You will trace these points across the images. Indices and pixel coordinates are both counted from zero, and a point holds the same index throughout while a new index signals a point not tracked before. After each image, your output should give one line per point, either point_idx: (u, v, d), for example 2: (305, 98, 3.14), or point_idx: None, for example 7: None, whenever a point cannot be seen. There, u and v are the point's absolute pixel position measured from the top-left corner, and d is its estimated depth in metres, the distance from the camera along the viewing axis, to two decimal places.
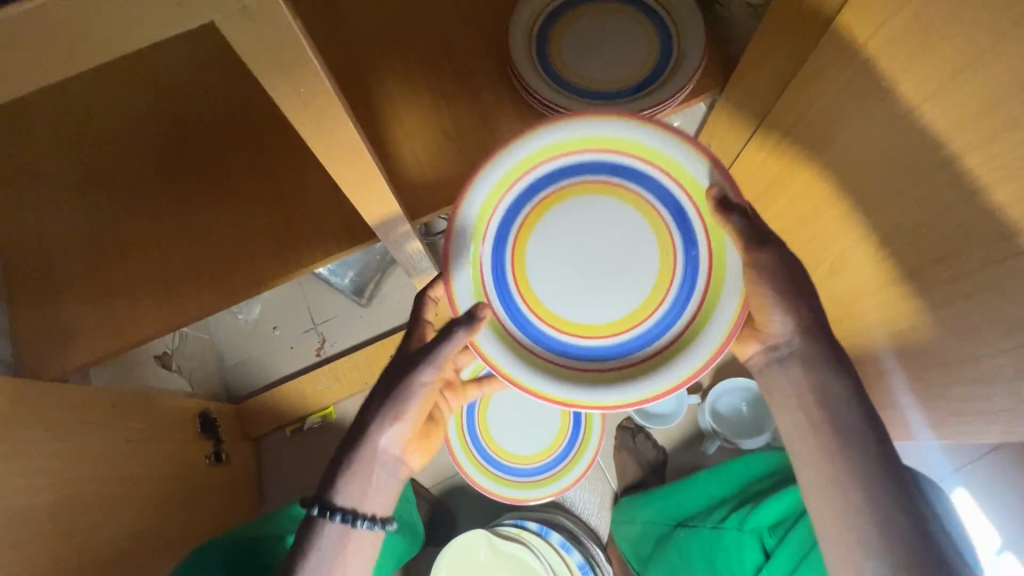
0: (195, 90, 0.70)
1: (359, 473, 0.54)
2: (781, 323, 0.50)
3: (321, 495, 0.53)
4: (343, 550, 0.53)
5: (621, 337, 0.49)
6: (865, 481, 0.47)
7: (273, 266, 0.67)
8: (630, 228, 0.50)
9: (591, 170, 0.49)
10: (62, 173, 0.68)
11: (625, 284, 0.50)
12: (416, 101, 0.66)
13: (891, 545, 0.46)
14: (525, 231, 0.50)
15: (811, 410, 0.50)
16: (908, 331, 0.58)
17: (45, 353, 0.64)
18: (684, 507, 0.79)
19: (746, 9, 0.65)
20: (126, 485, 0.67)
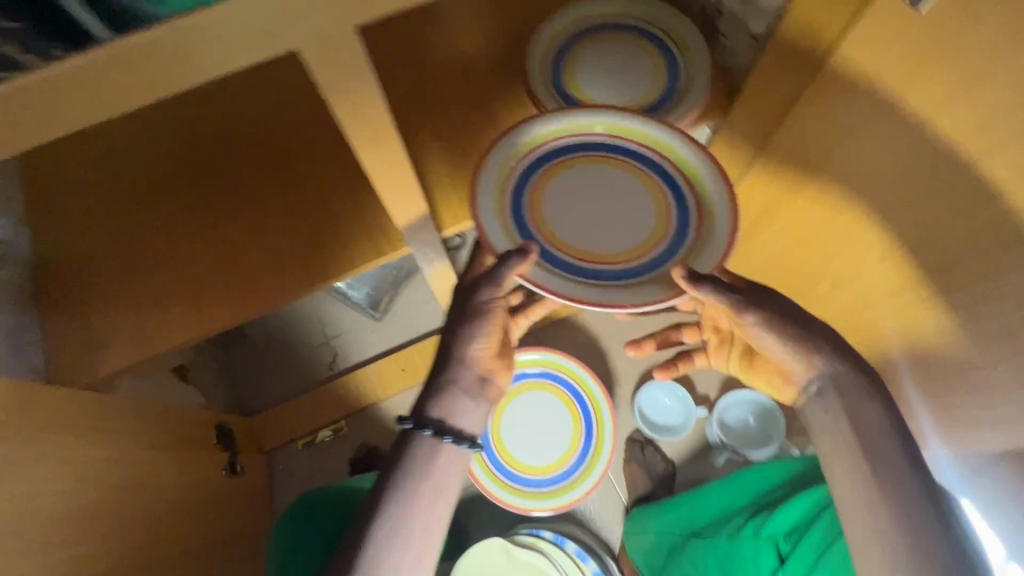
0: (230, 112, 0.74)
1: (449, 390, 0.56)
2: (821, 361, 0.53)
3: (415, 412, 0.55)
4: (434, 465, 0.54)
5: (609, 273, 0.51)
6: (901, 511, 0.49)
7: (299, 278, 0.69)
8: (631, 192, 0.53)
9: (590, 151, 0.54)
10: (98, 188, 0.71)
11: (627, 237, 0.52)
12: (439, 123, 0.70)
13: None
14: (536, 193, 0.53)
15: (850, 439, 0.52)
16: (911, 340, 0.61)
17: (76, 360, 0.66)
18: (698, 517, 0.80)
19: (748, 41, 0.68)
20: (152, 492, 0.68)
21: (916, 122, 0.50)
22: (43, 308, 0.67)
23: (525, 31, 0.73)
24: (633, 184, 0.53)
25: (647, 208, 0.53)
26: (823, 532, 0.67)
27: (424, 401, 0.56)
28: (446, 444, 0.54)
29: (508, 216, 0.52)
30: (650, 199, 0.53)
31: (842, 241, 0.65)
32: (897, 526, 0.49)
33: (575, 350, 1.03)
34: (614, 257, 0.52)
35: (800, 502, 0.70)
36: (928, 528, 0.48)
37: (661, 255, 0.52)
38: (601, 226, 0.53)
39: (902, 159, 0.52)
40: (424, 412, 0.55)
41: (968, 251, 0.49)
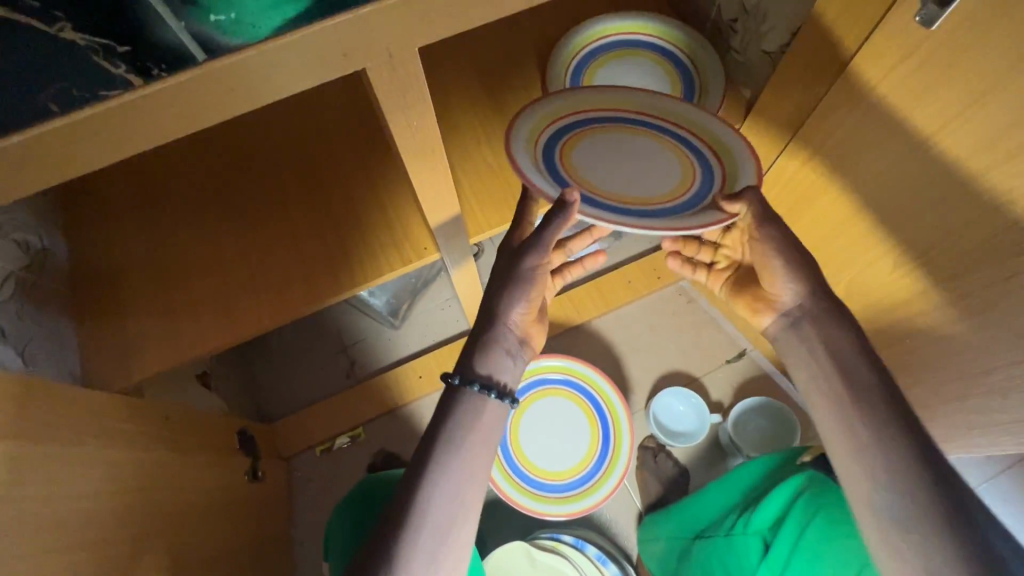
0: (261, 126, 0.77)
1: (493, 347, 0.57)
2: (791, 289, 0.57)
3: (462, 368, 0.56)
4: (478, 420, 0.54)
5: (661, 210, 0.55)
6: (876, 426, 0.50)
7: (328, 285, 0.71)
8: (652, 152, 0.59)
9: (603, 122, 0.60)
10: (133, 200, 0.74)
11: (655, 188, 0.57)
12: (463, 136, 0.73)
13: (905, 484, 0.48)
14: (567, 152, 0.58)
15: (823, 363, 0.54)
16: (924, 346, 0.63)
17: (110, 365, 0.67)
18: (699, 518, 0.80)
19: (761, 57, 0.71)
20: (183, 495, 0.69)
21: (921, 139, 0.52)
22: (79, 314, 0.69)
23: (544, 50, 0.76)
24: (653, 147, 0.59)
25: (669, 165, 0.59)
26: (799, 521, 0.65)
27: (469, 358, 0.56)
28: (491, 401, 0.55)
29: (548, 172, 0.55)
30: (671, 159, 0.59)
31: (855, 250, 0.67)
32: (881, 460, 0.49)
33: (590, 358, 1.05)
34: (655, 201, 0.56)
35: (779, 494, 0.69)
36: (916, 461, 0.48)
37: (694, 196, 0.57)
38: (629, 179, 0.57)
39: (908, 172, 0.55)
40: (469, 368, 0.56)
41: (978, 258, 0.51)
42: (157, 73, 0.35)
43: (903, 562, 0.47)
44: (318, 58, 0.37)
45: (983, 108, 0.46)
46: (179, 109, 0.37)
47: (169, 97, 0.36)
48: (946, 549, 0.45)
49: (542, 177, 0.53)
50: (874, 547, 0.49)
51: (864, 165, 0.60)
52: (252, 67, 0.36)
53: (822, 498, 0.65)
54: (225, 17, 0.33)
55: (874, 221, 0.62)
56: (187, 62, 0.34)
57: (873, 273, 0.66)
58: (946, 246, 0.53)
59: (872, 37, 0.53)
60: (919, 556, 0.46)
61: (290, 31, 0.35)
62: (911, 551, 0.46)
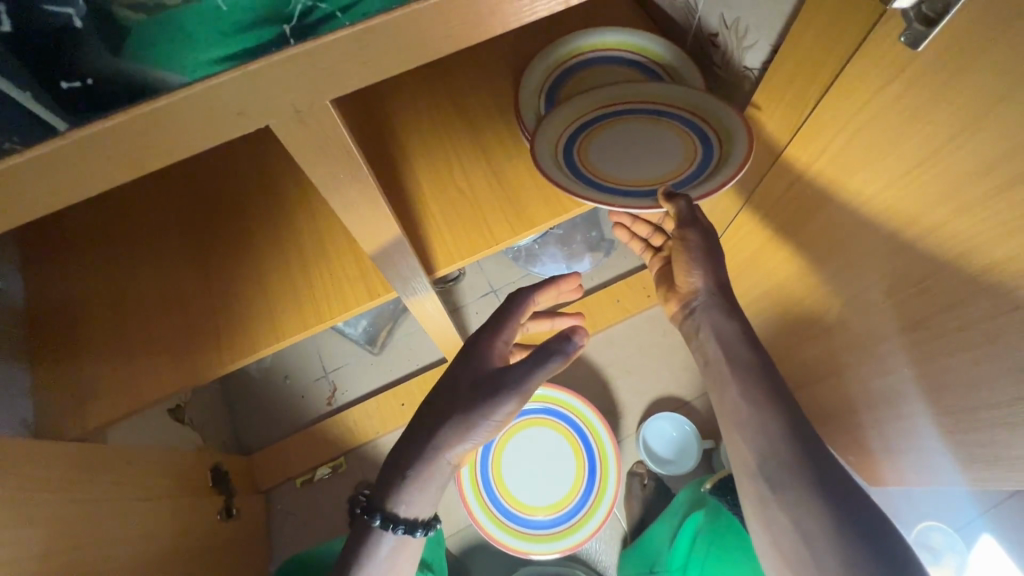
0: (219, 157, 0.74)
1: (419, 481, 0.54)
2: (699, 280, 0.60)
3: (379, 505, 0.54)
4: (396, 555, 0.55)
5: (684, 175, 0.60)
6: (753, 398, 0.55)
7: (294, 322, 0.68)
8: (670, 143, 0.62)
9: (600, 116, 0.64)
10: (93, 237, 0.71)
11: (657, 171, 0.61)
12: (431, 159, 0.70)
13: (777, 448, 0.52)
14: (591, 134, 0.64)
15: (713, 346, 0.59)
16: (906, 381, 0.59)
17: (64, 413, 0.64)
18: (651, 550, 0.77)
19: (740, 71, 0.69)
20: (150, 542, 0.66)
21: (908, 165, 0.49)
22: (31, 360, 0.65)
23: (517, 67, 0.73)
24: (671, 137, 0.63)
25: (680, 155, 0.61)
26: (697, 556, 0.68)
27: (387, 490, 0.54)
28: (415, 537, 0.54)
29: (580, 178, 0.60)
30: (685, 148, 0.62)
31: (837, 280, 0.64)
32: (757, 436, 0.53)
33: (575, 382, 1.01)
34: (675, 171, 0.61)
35: (684, 534, 0.72)
36: (791, 435, 0.52)
37: (703, 150, 0.61)
38: (639, 162, 0.62)
39: (894, 198, 0.51)
40: (389, 503, 0.53)
41: (971, 292, 0.47)
42: (7, 146, 0.27)
43: (775, 526, 0.51)
44: (212, 122, 0.30)
45: (972, 136, 0.42)
46: (51, 183, 0.30)
47: (32, 174, 0.28)
48: (815, 512, 0.48)
49: (580, 186, 0.58)
50: (752, 514, 0.53)
51: (854, 186, 0.56)
52: (136, 134, 0.29)
53: (717, 530, 0.68)
54: (80, 82, 0.25)
55: (857, 249, 0.58)
56: (43, 133, 0.27)
57: (855, 304, 0.62)
58: (938, 278, 0.50)
59: (856, 57, 0.50)
60: (790, 519, 0.50)
61: (202, 79, 0.27)
62: (780, 513, 0.50)
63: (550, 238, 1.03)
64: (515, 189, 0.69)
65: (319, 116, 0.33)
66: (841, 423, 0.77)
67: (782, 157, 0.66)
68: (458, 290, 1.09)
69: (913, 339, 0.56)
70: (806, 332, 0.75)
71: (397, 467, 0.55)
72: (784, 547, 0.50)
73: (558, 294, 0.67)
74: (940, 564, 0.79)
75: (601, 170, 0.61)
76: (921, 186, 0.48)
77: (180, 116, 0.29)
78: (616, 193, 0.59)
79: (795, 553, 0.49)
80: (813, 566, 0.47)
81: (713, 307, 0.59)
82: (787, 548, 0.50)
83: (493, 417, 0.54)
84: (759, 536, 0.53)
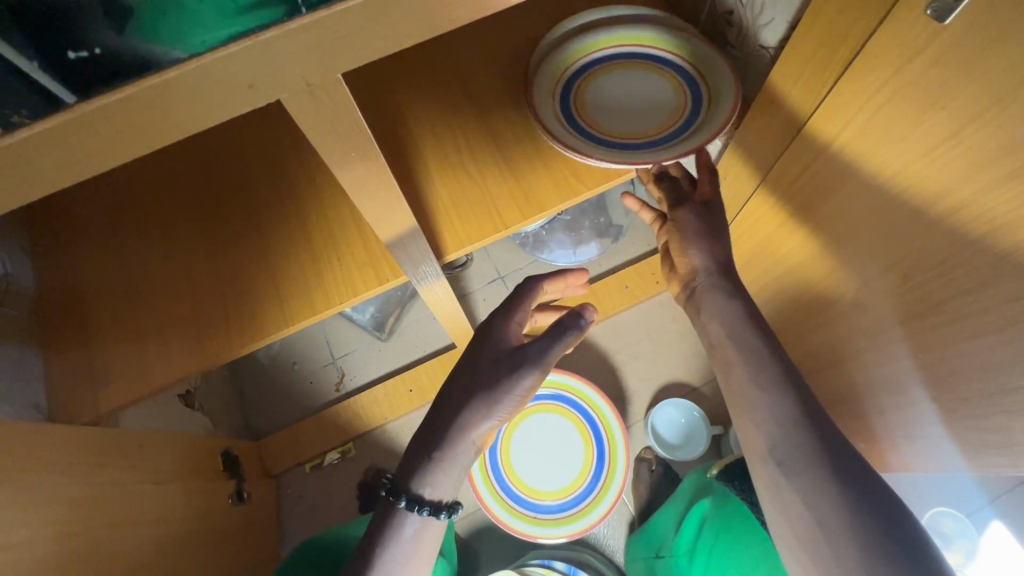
0: (230, 135, 0.73)
1: (443, 463, 0.54)
2: (704, 258, 0.60)
3: (402, 487, 0.54)
4: (421, 537, 0.54)
5: (671, 129, 0.64)
6: (761, 380, 0.54)
7: (301, 305, 0.68)
8: (661, 99, 0.66)
9: (600, 63, 0.67)
10: (100, 219, 0.71)
11: (648, 122, 0.65)
12: (438, 141, 0.69)
13: (788, 431, 0.52)
14: (590, 80, 0.67)
15: (719, 326, 0.58)
16: (921, 365, 0.59)
17: (78, 398, 0.64)
18: (660, 535, 0.77)
19: (757, 50, 0.67)
20: (163, 525, 0.66)
21: (930, 145, 0.48)
22: (44, 342, 0.66)
23: (527, 46, 0.72)
24: (664, 92, 0.66)
25: (669, 110, 0.65)
26: (707, 541, 0.68)
27: (410, 472, 0.54)
28: (439, 520, 0.54)
29: (574, 127, 0.65)
30: (674, 105, 0.65)
31: (852, 262, 0.63)
32: (767, 419, 0.53)
33: (584, 367, 1.01)
34: (664, 124, 0.64)
35: (692, 519, 0.71)
36: (799, 417, 0.52)
37: (692, 105, 0.64)
38: (629, 116, 0.66)
39: (915, 180, 0.50)
40: (412, 485, 0.53)
41: (990, 277, 0.46)
42: (14, 119, 0.27)
43: (789, 510, 0.50)
44: (222, 98, 0.29)
45: (1000, 112, 0.41)
46: (58, 158, 0.29)
47: (40, 149, 0.28)
48: (827, 494, 0.48)
49: (573, 136, 0.63)
50: (766, 497, 0.53)
51: (873, 166, 0.55)
52: (145, 109, 0.28)
53: (727, 513, 0.68)
54: (88, 52, 0.26)
55: (874, 231, 0.57)
56: (51, 107, 0.27)
57: (870, 287, 0.61)
58: (959, 259, 0.49)
59: (880, 32, 0.49)
60: (802, 500, 0.49)
61: (211, 50, 0.27)
62: (793, 496, 0.50)
63: (558, 224, 1.04)
64: (523, 170, 0.68)
65: (330, 90, 0.32)
66: (854, 409, 0.76)
67: (798, 140, 0.64)
68: (466, 277, 1.09)
69: (929, 323, 0.55)
70: (820, 317, 0.74)
71: (419, 449, 0.55)
72: (797, 529, 0.49)
73: (567, 287, 0.67)
74: (951, 549, 0.79)
75: (594, 120, 0.65)
76: (944, 165, 0.47)
77: (189, 91, 0.28)
78: (606, 144, 0.63)
79: (807, 533, 0.49)
80: (828, 551, 0.47)
81: (713, 284, 0.59)
82: (800, 529, 0.49)
83: (514, 390, 0.55)
84: (773, 521, 0.52)
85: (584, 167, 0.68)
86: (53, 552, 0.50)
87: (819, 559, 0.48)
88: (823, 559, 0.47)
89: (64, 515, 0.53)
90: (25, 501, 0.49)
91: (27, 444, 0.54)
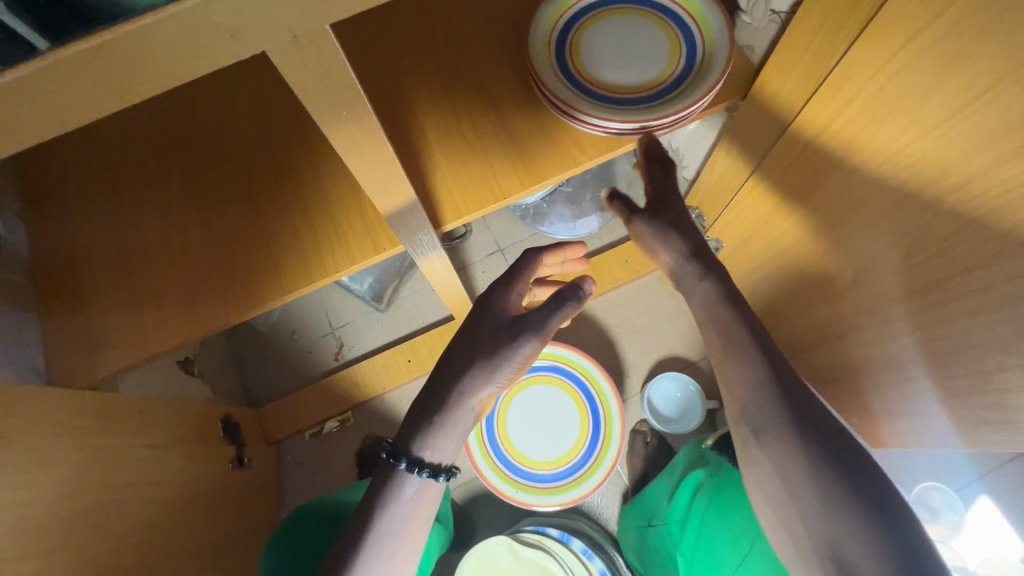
0: (222, 93, 0.71)
1: (445, 427, 0.54)
2: None
3: (402, 448, 0.54)
4: (419, 499, 0.54)
5: (663, 84, 0.63)
6: (735, 346, 0.55)
7: (298, 274, 0.67)
8: (657, 52, 0.64)
9: (601, 6, 0.65)
10: (91, 183, 0.70)
11: (641, 75, 0.64)
12: (436, 106, 0.67)
13: (760, 395, 0.52)
14: (589, 24, 0.65)
15: (710, 295, 0.59)
16: (918, 340, 0.58)
17: (75, 361, 0.65)
18: (651, 504, 0.79)
19: (768, 15, 0.66)
20: (161, 488, 0.68)
21: (938, 116, 0.46)
22: (40, 308, 0.66)
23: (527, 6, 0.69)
24: (661, 43, 0.64)
25: (663, 63, 0.64)
26: (699, 508, 0.68)
27: (410, 434, 0.54)
28: (436, 482, 0.54)
29: (567, 77, 0.64)
30: (669, 58, 0.64)
31: (853, 239, 0.62)
32: (739, 383, 0.54)
33: (581, 340, 1.01)
34: (658, 79, 0.63)
35: (685, 488, 0.72)
36: (770, 381, 0.52)
37: (687, 62, 0.63)
38: (622, 67, 0.64)
39: (921, 153, 0.49)
40: (413, 448, 0.53)
41: (992, 253, 0.45)
42: None
43: (759, 470, 0.52)
44: (202, 50, 0.28)
45: (1013, 82, 0.39)
46: (34, 110, 0.28)
47: (14, 99, 0.27)
48: (791, 452, 0.49)
49: (564, 89, 0.63)
50: (742, 459, 0.55)
51: (879, 139, 0.53)
52: (125, 63, 0.27)
53: (720, 483, 0.68)
54: None
55: (877, 206, 0.56)
56: (27, 58, 0.26)
57: (870, 262, 0.60)
58: (962, 235, 0.48)
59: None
60: (769, 461, 0.51)
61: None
62: (761, 456, 0.51)
63: (559, 197, 1.03)
64: (523, 136, 0.66)
65: (317, 42, 0.31)
66: (851, 385, 0.77)
67: (804, 112, 0.63)
68: (465, 248, 1.09)
69: (931, 299, 0.54)
70: (818, 293, 0.74)
71: (419, 413, 0.55)
72: (767, 488, 0.51)
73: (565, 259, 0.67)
74: (936, 522, 0.82)
75: (587, 69, 0.64)
76: (951, 138, 0.46)
77: (166, 41, 0.27)
78: (597, 98, 0.63)
79: (773, 490, 0.51)
80: (794, 507, 0.48)
81: None
82: (768, 488, 0.51)
83: (514, 357, 0.55)
84: (749, 480, 0.54)
85: (584, 137, 0.66)
86: (53, 512, 0.51)
87: (786, 514, 0.49)
88: (789, 516, 0.49)
89: (63, 477, 0.54)
90: (22, 464, 0.50)
91: (25, 407, 0.54)
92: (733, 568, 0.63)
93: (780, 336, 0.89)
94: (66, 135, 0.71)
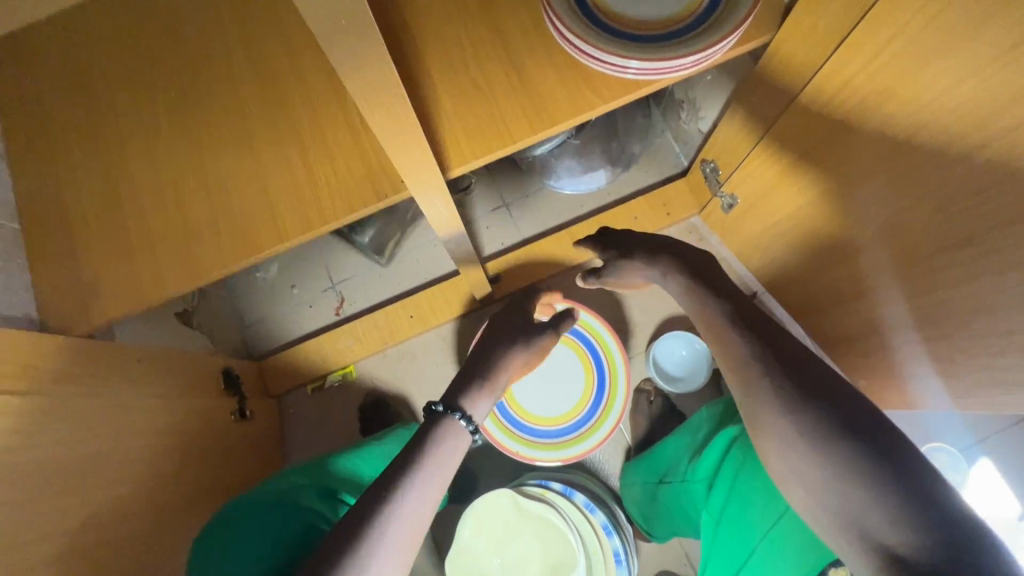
0: (212, 28, 0.67)
1: (488, 388, 0.59)
2: None
3: (447, 400, 0.55)
4: (455, 455, 0.52)
5: (689, 19, 0.58)
6: (722, 329, 0.55)
7: (295, 222, 0.64)
8: None
9: None
10: (75, 124, 0.65)
11: (663, 10, 0.59)
12: (441, 44, 0.62)
13: (749, 374, 0.51)
14: None
15: (691, 286, 0.60)
16: (953, 292, 0.56)
17: (68, 309, 0.63)
18: (666, 460, 0.77)
19: None
20: (159, 438, 0.67)
21: (986, 52, 0.42)
22: (31, 254, 0.63)
23: None
24: None
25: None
26: (734, 464, 0.62)
27: (458, 389, 0.57)
28: (463, 431, 0.54)
29: (583, 11, 0.59)
30: None
31: (879, 192, 0.58)
32: (731, 366, 0.53)
33: (587, 299, 1.00)
34: (683, 13, 0.58)
35: (715, 445, 0.66)
36: (758, 360, 0.51)
37: None
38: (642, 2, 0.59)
39: (963, 95, 0.45)
40: (462, 400, 0.56)
41: None
42: None
43: (762, 452, 0.50)
44: None
45: None
46: None
47: None
48: (784, 430, 0.47)
49: (581, 24, 0.58)
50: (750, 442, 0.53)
51: (914, 88, 0.49)
52: None
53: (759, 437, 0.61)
54: None
55: (910, 156, 0.53)
56: None
57: (898, 216, 0.57)
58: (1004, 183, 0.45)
59: None
60: (767, 441, 0.49)
61: None
62: (760, 437, 0.50)
63: (568, 149, 0.95)
64: (534, 77, 0.62)
65: None
66: (867, 345, 0.75)
67: (837, 54, 0.57)
68: (469, 202, 1.06)
69: (974, 252, 0.51)
70: (835, 251, 0.71)
71: (466, 376, 0.59)
72: (773, 470, 0.50)
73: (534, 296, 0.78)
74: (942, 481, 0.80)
75: (605, 4, 0.59)
76: (999, 76, 0.42)
77: None
78: (616, 34, 0.58)
79: (777, 471, 0.49)
80: (799, 486, 0.47)
81: None
82: (774, 469, 0.50)
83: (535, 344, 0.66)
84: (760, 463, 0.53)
85: (600, 79, 0.62)
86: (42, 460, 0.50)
87: (795, 494, 0.48)
88: (797, 494, 0.47)
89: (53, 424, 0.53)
90: None
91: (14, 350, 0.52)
92: (769, 527, 0.57)
93: (795, 295, 0.87)
94: (46, 71, 0.67)
